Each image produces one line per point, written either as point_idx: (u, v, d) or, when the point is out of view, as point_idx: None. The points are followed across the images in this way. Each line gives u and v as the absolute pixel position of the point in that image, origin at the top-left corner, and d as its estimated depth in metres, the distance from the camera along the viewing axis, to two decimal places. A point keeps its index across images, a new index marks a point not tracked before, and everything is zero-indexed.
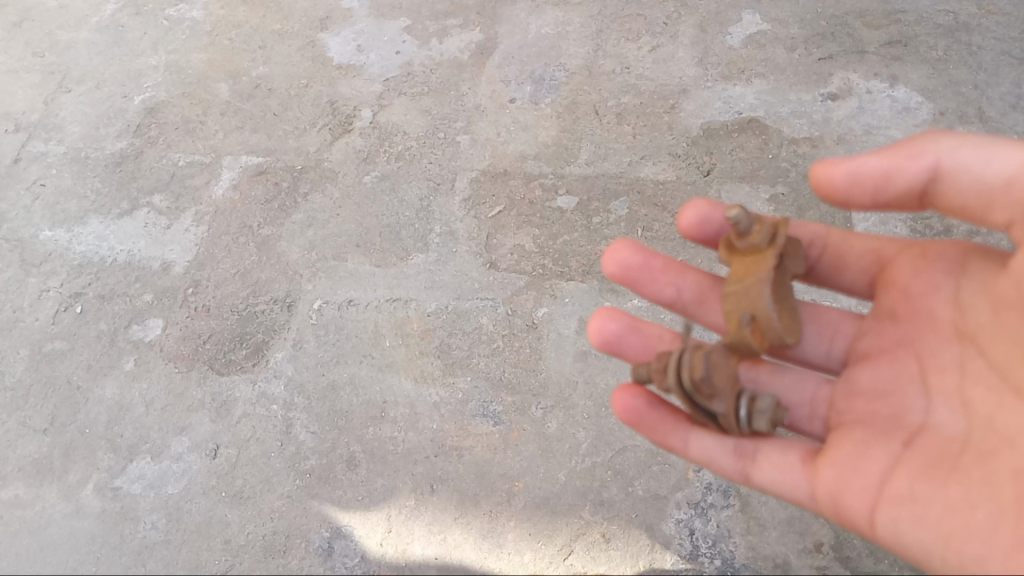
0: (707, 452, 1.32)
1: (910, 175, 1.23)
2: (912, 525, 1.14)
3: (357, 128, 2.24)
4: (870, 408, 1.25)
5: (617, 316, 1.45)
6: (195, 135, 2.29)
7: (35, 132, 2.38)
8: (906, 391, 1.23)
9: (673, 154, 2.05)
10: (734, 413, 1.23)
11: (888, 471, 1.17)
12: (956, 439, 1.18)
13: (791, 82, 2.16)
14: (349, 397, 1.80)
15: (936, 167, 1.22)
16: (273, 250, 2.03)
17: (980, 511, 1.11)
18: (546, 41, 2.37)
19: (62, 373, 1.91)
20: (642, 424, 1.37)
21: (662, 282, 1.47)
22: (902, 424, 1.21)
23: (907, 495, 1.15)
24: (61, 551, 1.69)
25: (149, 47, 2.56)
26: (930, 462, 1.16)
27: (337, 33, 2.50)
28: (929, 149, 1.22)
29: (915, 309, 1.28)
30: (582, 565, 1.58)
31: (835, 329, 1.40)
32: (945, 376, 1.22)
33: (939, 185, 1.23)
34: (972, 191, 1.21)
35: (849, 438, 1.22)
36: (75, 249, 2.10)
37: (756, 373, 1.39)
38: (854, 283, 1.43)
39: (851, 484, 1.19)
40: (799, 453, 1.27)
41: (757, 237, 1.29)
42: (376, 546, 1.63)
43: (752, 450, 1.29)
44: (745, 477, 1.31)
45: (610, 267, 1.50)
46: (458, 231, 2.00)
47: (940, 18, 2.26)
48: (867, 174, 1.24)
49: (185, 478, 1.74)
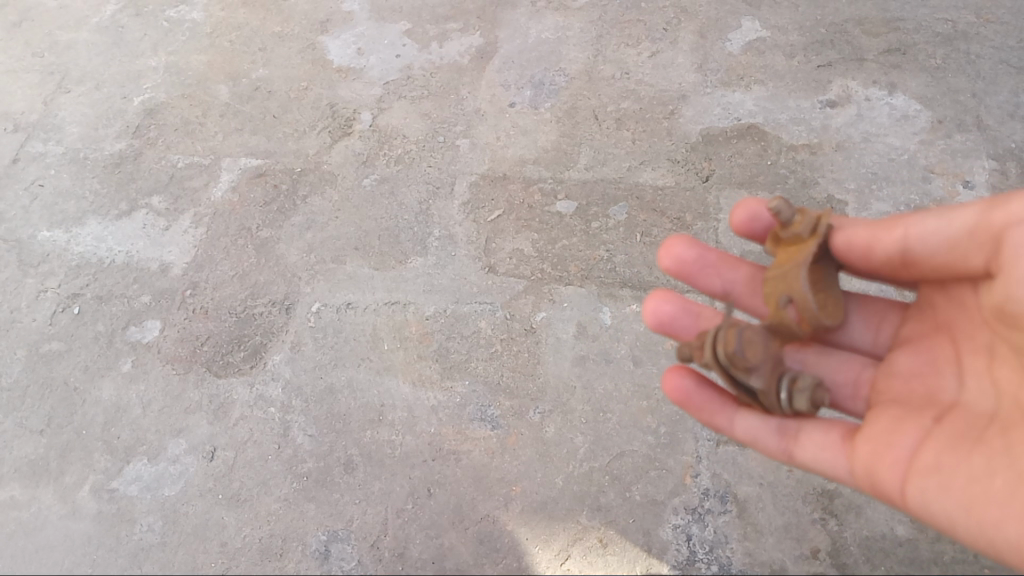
0: (753, 431, 1.37)
1: (886, 244, 1.28)
2: (937, 495, 1.16)
3: (356, 131, 2.24)
4: (907, 388, 1.29)
5: (673, 301, 1.49)
6: (194, 136, 2.29)
7: (34, 132, 2.37)
8: (941, 372, 1.26)
9: (672, 159, 2.06)
10: (775, 390, 1.25)
11: (917, 444, 1.20)
12: (985, 414, 1.19)
13: (790, 89, 2.17)
14: (347, 400, 1.80)
15: (906, 238, 1.26)
16: (272, 253, 2.03)
17: (999, 477, 1.11)
18: (547, 46, 2.38)
19: (60, 374, 1.90)
20: (692, 403, 1.41)
21: (716, 275, 1.49)
22: (935, 403, 1.24)
23: (933, 467, 1.17)
24: (56, 553, 1.69)
25: (149, 49, 2.56)
26: (959, 436, 1.18)
27: (337, 36, 2.50)
28: (897, 220, 1.28)
29: (951, 294, 1.30)
30: (578, 570, 1.58)
31: (882, 317, 1.42)
32: (977, 355, 1.24)
33: (915, 252, 1.27)
34: (945, 249, 1.24)
35: (883, 416, 1.26)
36: (73, 249, 2.10)
37: (804, 356, 1.42)
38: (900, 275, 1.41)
39: (882, 457, 1.22)
40: (840, 432, 1.30)
41: (800, 227, 1.33)
42: (372, 550, 1.63)
43: (795, 429, 1.33)
44: (790, 456, 1.35)
45: (665, 261, 1.52)
46: (457, 234, 2.00)
47: (939, 27, 2.27)
48: (852, 244, 1.31)
49: (182, 481, 1.74)
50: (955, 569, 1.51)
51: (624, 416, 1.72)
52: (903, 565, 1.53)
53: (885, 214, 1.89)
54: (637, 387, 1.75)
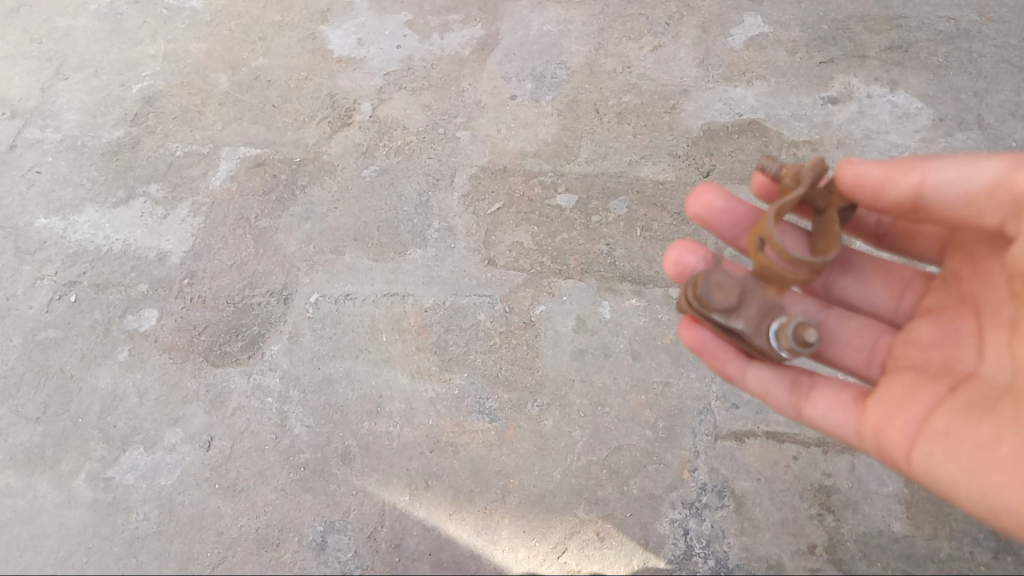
0: (764, 384, 1.37)
1: (899, 190, 1.24)
2: (943, 459, 1.17)
3: (356, 122, 2.23)
4: (925, 356, 1.29)
5: (697, 250, 1.45)
6: (193, 125, 2.28)
7: (31, 118, 2.36)
8: (961, 342, 1.26)
9: (673, 154, 2.06)
10: (763, 332, 1.27)
11: (929, 409, 1.21)
12: (1000, 387, 1.19)
13: (792, 85, 2.17)
14: (345, 391, 1.79)
15: (923, 184, 1.23)
16: (271, 243, 2.02)
17: (1005, 444, 1.13)
18: (549, 39, 2.37)
19: (56, 362, 1.90)
20: (706, 350, 1.39)
21: (745, 227, 1.48)
22: (952, 372, 1.24)
23: (942, 432, 1.18)
24: (52, 541, 1.69)
25: (148, 36, 2.54)
26: (972, 403, 1.19)
27: (337, 25, 2.49)
28: (916, 167, 1.23)
29: (979, 269, 1.29)
30: (576, 563, 1.59)
31: (906, 286, 1.42)
32: (999, 328, 1.23)
33: (925, 200, 1.24)
34: (959, 203, 1.22)
35: (899, 380, 1.27)
36: (70, 237, 2.09)
37: (823, 315, 1.43)
38: (926, 250, 1.43)
39: (892, 420, 1.24)
40: (853, 394, 1.32)
41: (787, 177, 1.34)
42: (369, 541, 1.64)
43: (808, 386, 1.35)
44: (798, 412, 1.37)
45: (694, 208, 1.51)
46: (457, 226, 2.00)
47: (942, 25, 2.27)
48: (865, 183, 1.26)
49: (179, 470, 1.73)
50: (951, 566, 1.52)
51: (623, 410, 1.72)
52: (900, 562, 1.53)
53: None
54: (636, 381, 1.75)
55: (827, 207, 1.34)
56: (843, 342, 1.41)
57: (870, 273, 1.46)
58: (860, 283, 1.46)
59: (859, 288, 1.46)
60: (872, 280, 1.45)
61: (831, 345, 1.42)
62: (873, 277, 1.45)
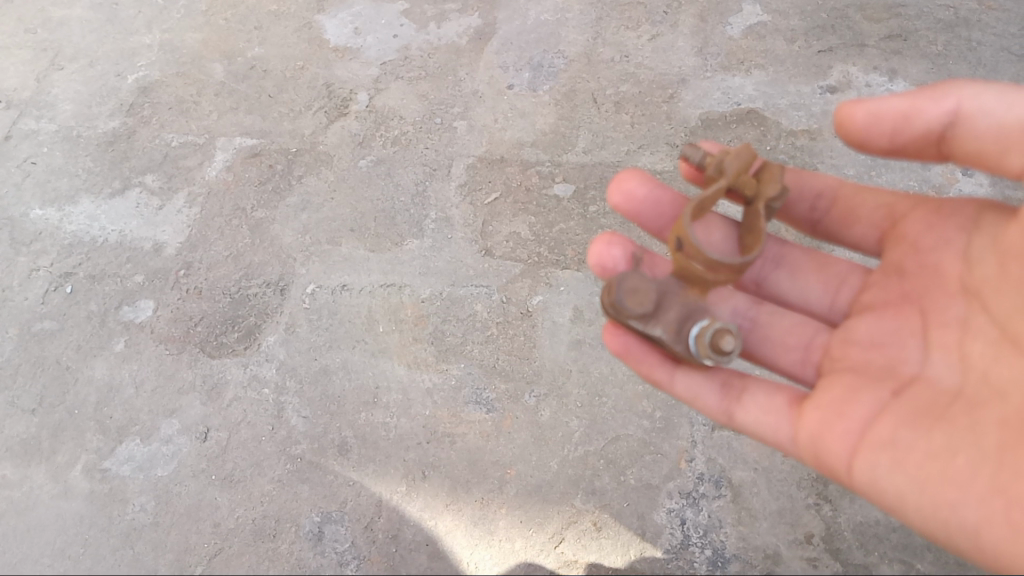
0: (693, 389, 1.32)
1: (930, 117, 1.20)
2: (890, 470, 1.13)
3: (353, 112, 2.21)
4: (866, 357, 1.24)
5: (620, 242, 1.40)
6: (188, 116, 2.26)
7: (26, 109, 2.34)
8: (904, 342, 1.22)
9: (671, 144, 2.05)
10: (683, 338, 1.24)
11: (872, 415, 1.16)
12: (948, 391, 1.16)
13: (791, 74, 2.16)
14: (341, 382, 1.79)
15: (956, 110, 1.18)
16: (267, 233, 2.01)
17: (960, 456, 1.09)
18: (546, 28, 2.35)
19: (52, 353, 1.89)
20: (630, 355, 1.35)
21: (669, 217, 1.44)
22: (896, 374, 1.20)
23: (889, 441, 1.14)
24: (49, 532, 1.69)
25: (144, 26, 2.52)
26: (918, 409, 1.15)
27: (333, 15, 2.47)
28: (950, 93, 1.19)
29: (925, 264, 1.26)
30: (573, 553, 1.60)
31: (841, 281, 1.39)
32: (945, 328, 1.20)
33: (958, 129, 1.20)
34: (991, 133, 1.17)
35: (838, 382, 1.22)
36: (66, 228, 2.08)
37: (754, 313, 1.39)
38: (864, 238, 1.40)
39: (832, 426, 1.19)
40: (786, 397, 1.28)
41: (709, 168, 1.33)
42: (366, 532, 1.64)
43: (739, 389, 1.31)
44: (729, 417, 1.32)
45: (616, 198, 1.47)
46: (454, 217, 1.99)
47: (942, 13, 2.25)
48: (885, 114, 1.23)
49: (175, 461, 1.73)
50: (948, 555, 1.53)
51: (620, 401, 1.71)
52: (897, 551, 1.54)
53: None
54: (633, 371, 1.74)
55: (756, 196, 1.30)
56: (776, 342, 1.37)
57: (803, 266, 1.43)
58: (793, 278, 1.43)
59: (792, 284, 1.43)
60: (805, 275, 1.42)
61: (764, 344, 1.38)
62: (807, 271, 1.43)
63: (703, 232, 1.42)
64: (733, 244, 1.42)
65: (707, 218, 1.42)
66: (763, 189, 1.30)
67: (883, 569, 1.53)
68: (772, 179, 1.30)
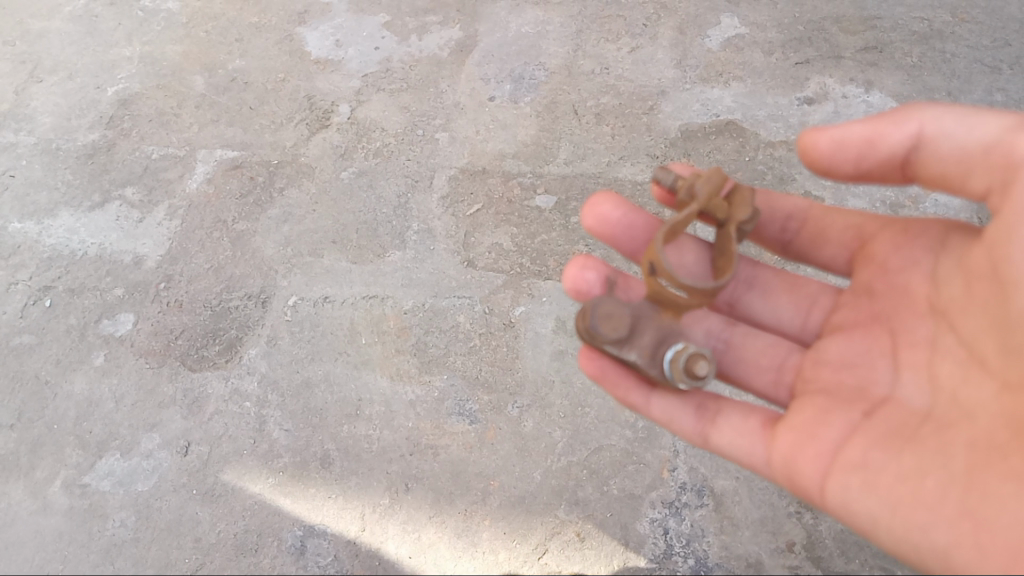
0: (669, 412, 1.33)
1: (895, 141, 1.21)
2: (861, 493, 1.13)
3: (334, 124, 2.22)
4: (837, 377, 1.26)
5: (595, 265, 1.41)
6: (169, 128, 2.25)
7: (5, 122, 2.33)
8: (874, 363, 1.24)
9: (651, 155, 2.07)
10: (658, 362, 1.25)
11: (844, 437, 1.17)
12: (918, 412, 1.18)
13: (769, 85, 2.18)
14: (323, 395, 1.78)
15: (920, 134, 1.19)
16: (248, 246, 2.00)
17: (929, 478, 1.09)
18: (526, 40, 2.37)
19: (30, 368, 1.87)
20: (606, 379, 1.36)
21: (642, 240, 1.45)
22: (867, 396, 1.22)
23: (860, 462, 1.14)
24: (28, 549, 1.67)
25: (124, 38, 2.51)
26: (888, 431, 1.16)
27: (315, 27, 2.47)
28: (913, 117, 1.19)
29: (892, 284, 1.28)
30: (556, 564, 1.60)
31: (813, 302, 1.41)
32: (914, 349, 1.22)
33: (922, 152, 1.21)
34: (954, 157, 1.19)
35: (810, 404, 1.24)
36: (45, 241, 2.06)
37: (729, 334, 1.40)
38: (834, 259, 1.42)
39: (805, 448, 1.20)
40: (759, 420, 1.29)
41: (681, 192, 1.34)
42: (349, 545, 1.63)
43: (713, 412, 1.31)
44: (704, 439, 1.32)
45: (589, 220, 1.48)
46: (436, 228, 1.99)
47: (916, 25, 2.29)
48: (850, 141, 1.23)
49: (156, 476, 1.72)
50: None
51: (602, 411, 1.72)
52: (877, 558, 1.56)
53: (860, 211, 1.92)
54: None
55: (727, 219, 1.33)
56: (750, 363, 1.39)
57: (775, 287, 1.45)
58: (765, 299, 1.45)
59: (765, 305, 1.44)
60: (777, 295, 1.44)
61: (738, 365, 1.39)
62: (779, 292, 1.44)
63: (676, 255, 1.43)
64: (705, 267, 1.42)
65: (680, 242, 1.43)
66: (735, 212, 1.32)
67: None
68: (743, 203, 1.32)
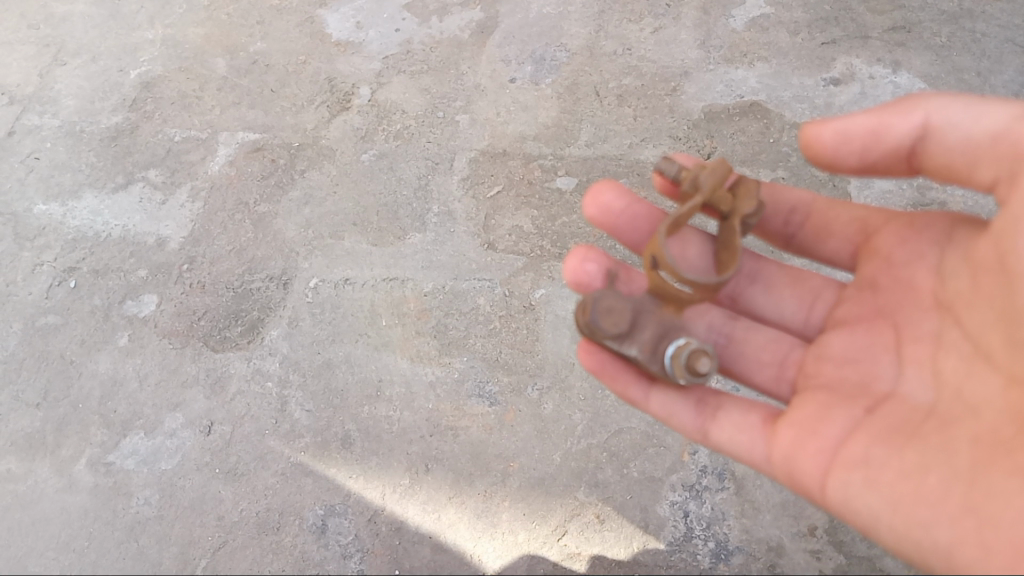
0: (667, 407, 1.29)
1: (899, 132, 1.18)
2: (862, 489, 1.10)
3: (355, 106, 2.21)
4: (839, 373, 1.23)
5: (596, 257, 1.39)
6: (191, 111, 2.26)
7: (30, 105, 2.35)
8: (878, 357, 1.21)
9: (674, 136, 2.04)
10: (659, 357, 1.22)
11: (845, 433, 1.15)
12: (922, 408, 1.15)
13: (794, 66, 2.15)
14: (344, 375, 1.79)
15: (926, 124, 1.17)
16: (270, 228, 2.01)
17: (932, 474, 1.07)
18: (548, 21, 2.34)
19: (55, 348, 1.90)
20: (605, 373, 1.32)
21: (644, 231, 1.42)
22: (870, 391, 1.19)
23: (862, 459, 1.12)
24: (54, 526, 1.70)
25: (146, 21, 2.52)
26: (891, 427, 1.13)
27: (335, 9, 2.46)
28: (918, 107, 1.17)
29: (897, 278, 1.25)
30: (576, 546, 1.60)
31: (816, 296, 1.37)
32: (918, 343, 1.20)
33: (927, 143, 1.18)
34: (960, 148, 1.16)
35: (811, 400, 1.21)
36: (69, 223, 2.08)
37: (730, 328, 1.36)
38: (837, 253, 1.38)
39: (806, 444, 1.17)
40: (760, 415, 1.25)
41: (685, 183, 1.31)
42: (369, 525, 1.64)
43: (714, 406, 1.28)
44: (704, 435, 1.29)
45: (591, 210, 1.45)
46: (456, 211, 1.99)
47: (946, 4, 2.24)
48: (853, 133, 1.21)
49: (179, 455, 1.74)
50: None
51: None
52: None
53: (886, 194, 1.89)
54: None
55: (731, 211, 1.29)
56: (750, 358, 1.35)
57: (778, 281, 1.41)
58: (768, 293, 1.41)
59: (766, 300, 1.40)
60: (780, 289, 1.40)
61: (740, 360, 1.36)
62: (782, 286, 1.40)
63: (679, 248, 1.39)
64: (708, 260, 1.39)
65: (683, 234, 1.40)
66: (739, 204, 1.28)
67: (887, 559, 1.53)
68: (747, 195, 1.29)
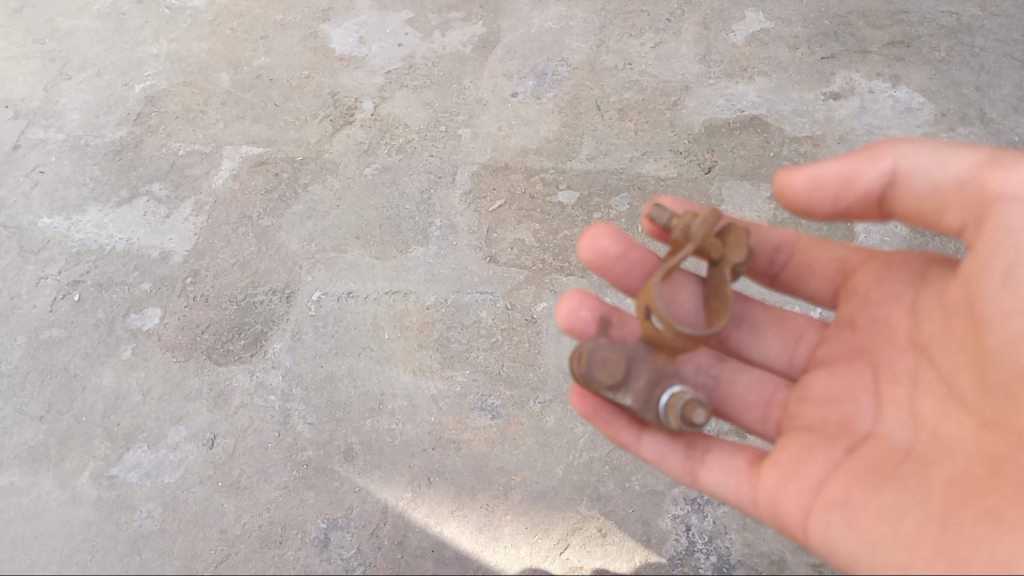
0: (659, 450, 1.29)
1: (870, 178, 1.19)
2: (843, 531, 1.09)
3: (358, 120, 2.23)
4: (821, 414, 1.22)
5: (590, 302, 1.39)
6: (195, 125, 2.28)
7: (35, 119, 2.37)
8: (858, 398, 1.21)
9: (675, 150, 2.06)
10: (652, 406, 1.21)
11: (826, 474, 1.14)
12: (900, 449, 1.15)
13: (794, 80, 2.17)
14: (347, 389, 1.79)
15: (895, 170, 1.18)
16: (273, 241, 2.02)
17: (909, 517, 1.08)
18: (550, 36, 2.36)
19: (59, 361, 1.90)
20: (598, 417, 1.33)
21: (637, 275, 1.43)
22: (850, 432, 1.18)
23: (842, 500, 1.11)
24: (56, 539, 1.70)
25: (150, 36, 2.54)
26: (869, 468, 1.13)
27: (339, 24, 2.48)
28: (887, 153, 1.18)
29: (875, 319, 1.26)
30: (578, 560, 1.60)
31: (799, 336, 1.38)
32: (897, 384, 1.20)
33: (897, 189, 1.19)
34: (929, 194, 1.17)
35: (793, 441, 1.20)
36: (73, 237, 2.10)
37: (718, 369, 1.37)
38: (819, 292, 1.39)
39: (787, 486, 1.16)
40: (747, 457, 1.24)
41: (676, 231, 1.31)
42: (372, 539, 1.64)
43: (702, 450, 1.27)
44: (693, 478, 1.28)
45: (585, 253, 1.46)
46: (458, 224, 2.00)
47: (944, 19, 2.26)
48: (825, 180, 1.22)
49: (182, 468, 1.74)
50: None
51: None
52: None
53: None
54: None
55: (722, 258, 1.29)
56: (738, 399, 1.35)
57: (763, 322, 1.41)
58: (753, 334, 1.41)
59: (753, 339, 1.41)
60: (765, 330, 1.41)
61: (727, 401, 1.36)
62: (767, 327, 1.41)
63: (670, 292, 1.40)
64: (700, 305, 1.39)
65: (674, 279, 1.41)
66: (729, 252, 1.28)
67: None
68: (738, 242, 1.29)
